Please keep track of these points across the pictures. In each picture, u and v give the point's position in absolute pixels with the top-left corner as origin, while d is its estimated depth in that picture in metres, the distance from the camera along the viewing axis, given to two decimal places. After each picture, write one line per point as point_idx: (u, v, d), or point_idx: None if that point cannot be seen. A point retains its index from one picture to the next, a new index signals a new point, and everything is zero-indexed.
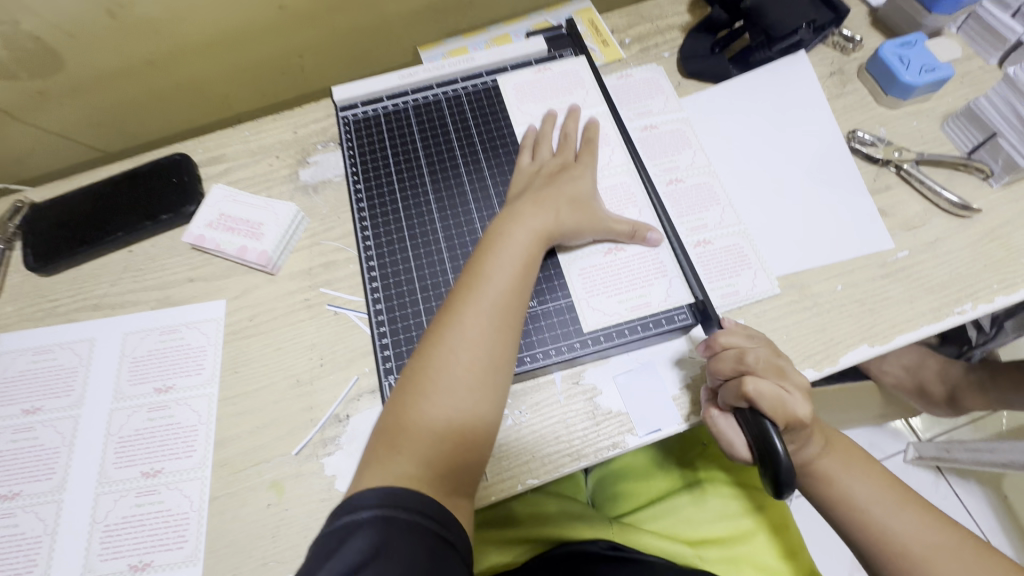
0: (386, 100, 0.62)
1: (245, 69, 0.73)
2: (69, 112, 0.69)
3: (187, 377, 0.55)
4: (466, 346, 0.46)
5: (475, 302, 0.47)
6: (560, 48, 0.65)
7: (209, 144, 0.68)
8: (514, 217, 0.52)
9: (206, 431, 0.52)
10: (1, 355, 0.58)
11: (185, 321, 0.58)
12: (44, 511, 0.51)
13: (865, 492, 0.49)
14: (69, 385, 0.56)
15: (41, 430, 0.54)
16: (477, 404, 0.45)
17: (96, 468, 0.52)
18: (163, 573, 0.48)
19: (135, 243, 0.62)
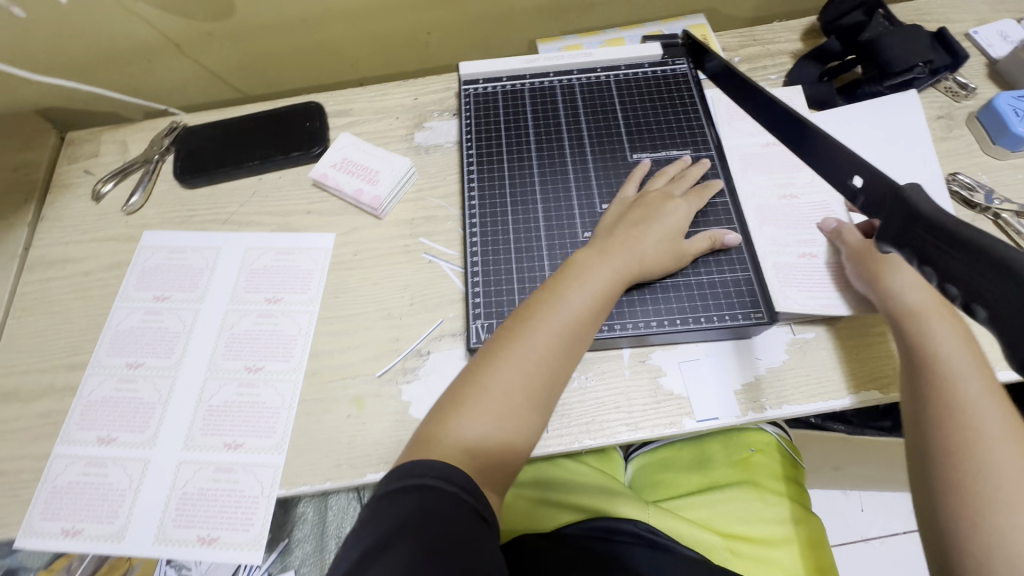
0: (505, 80, 0.68)
1: (380, 39, 0.81)
2: (226, 55, 0.79)
3: (293, 294, 0.62)
4: (534, 363, 0.48)
5: (544, 324, 0.49)
6: (674, 56, 0.68)
7: (339, 98, 0.75)
8: (600, 250, 0.53)
9: (304, 342, 0.59)
10: (143, 248, 0.66)
11: (298, 246, 0.65)
12: (160, 383, 0.58)
13: (969, 377, 0.46)
14: (195, 283, 0.64)
15: (167, 315, 0.62)
16: (528, 411, 0.47)
17: (209, 355, 0.59)
18: (253, 455, 0.54)
19: (265, 173, 0.70)
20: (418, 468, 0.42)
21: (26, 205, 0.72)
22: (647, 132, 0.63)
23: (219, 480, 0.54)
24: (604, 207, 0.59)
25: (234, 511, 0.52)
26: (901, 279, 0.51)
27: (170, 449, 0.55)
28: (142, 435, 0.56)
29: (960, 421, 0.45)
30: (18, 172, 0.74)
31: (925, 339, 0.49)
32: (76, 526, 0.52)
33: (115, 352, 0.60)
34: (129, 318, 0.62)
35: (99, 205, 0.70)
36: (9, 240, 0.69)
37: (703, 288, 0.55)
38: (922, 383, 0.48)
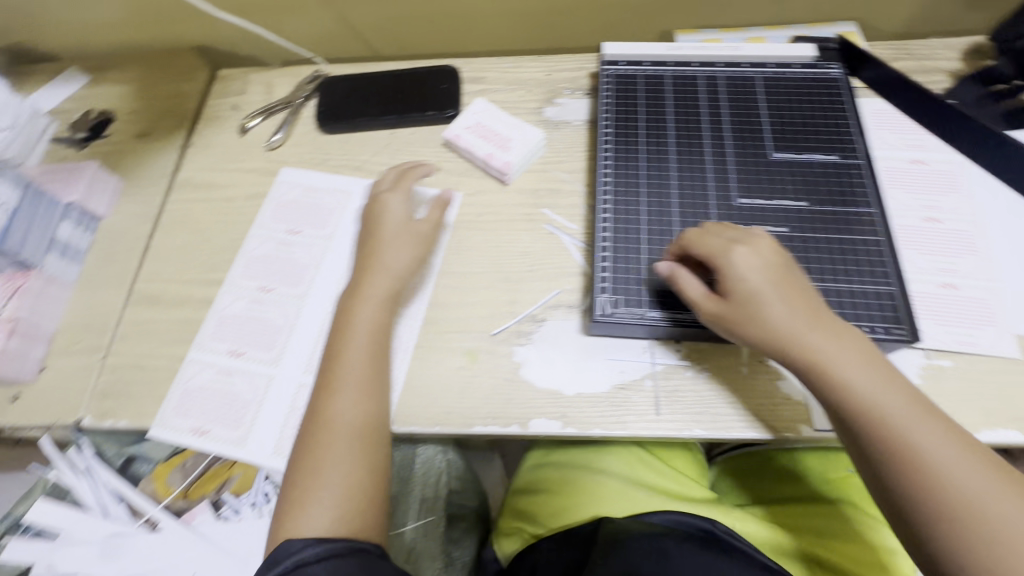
0: (647, 64, 0.68)
1: (518, 13, 0.82)
2: (370, 14, 0.82)
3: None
4: (335, 394, 0.52)
5: (336, 386, 0.52)
6: (827, 60, 0.66)
7: (473, 65, 0.77)
8: (358, 291, 0.56)
9: (425, 291, 0.61)
10: (280, 183, 0.70)
11: (426, 200, 0.67)
12: (288, 309, 0.62)
13: (880, 394, 0.44)
14: (327, 222, 0.67)
15: (297, 248, 0.66)
16: (347, 442, 0.50)
17: (333, 290, 0.63)
18: None
19: (398, 128, 0.73)
20: (284, 551, 0.45)
21: (178, 131, 0.77)
22: (791, 132, 0.61)
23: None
24: (740, 201, 0.58)
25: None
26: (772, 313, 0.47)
27: (292, 371, 0.59)
28: (268, 355, 0.60)
29: (919, 472, 0.42)
30: (172, 101, 0.80)
31: (836, 382, 0.45)
32: (204, 426, 0.56)
33: (247, 274, 0.64)
34: (263, 245, 0.66)
35: (244, 138, 0.74)
36: (161, 161, 0.75)
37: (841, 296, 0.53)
38: (864, 445, 0.44)
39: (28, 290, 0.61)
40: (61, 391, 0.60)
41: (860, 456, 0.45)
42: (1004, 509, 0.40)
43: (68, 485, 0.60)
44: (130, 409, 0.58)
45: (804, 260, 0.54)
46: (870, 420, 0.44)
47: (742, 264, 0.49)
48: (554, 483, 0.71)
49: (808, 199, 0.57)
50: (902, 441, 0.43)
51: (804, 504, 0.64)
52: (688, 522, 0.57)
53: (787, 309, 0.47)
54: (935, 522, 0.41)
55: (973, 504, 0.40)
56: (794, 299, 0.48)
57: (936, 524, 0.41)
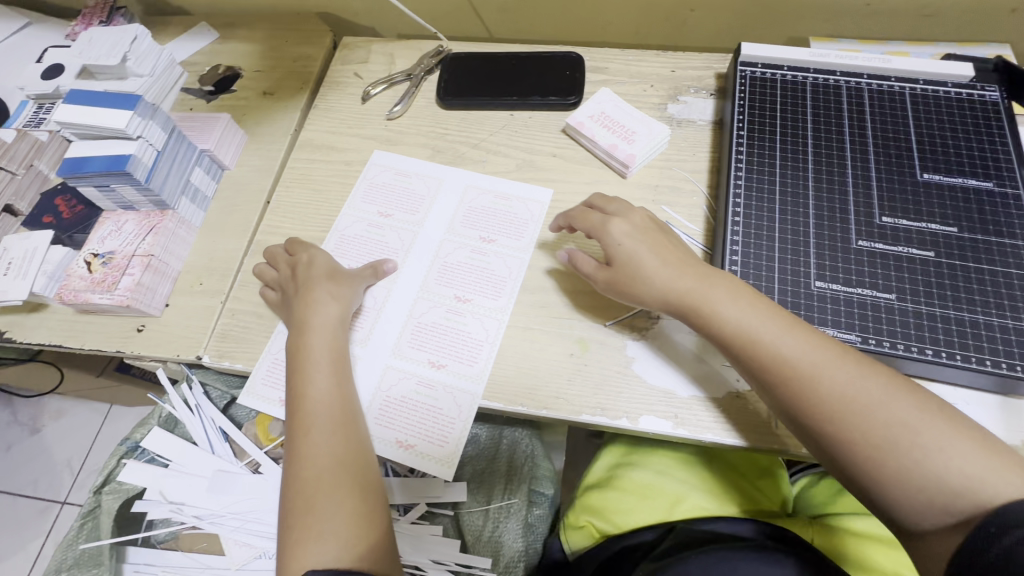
0: (786, 69, 0.65)
1: (643, 7, 0.81)
2: None
3: (508, 241, 0.64)
4: (304, 419, 0.52)
5: (306, 425, 0.52)
6: (985, 81, 0.62)
7: (596, 56, 0.76)
8: (301, 323, 0.57)
9: (514, 285, 0.61)
10: (371, 166, 0.71)
11: (517, 194, 0.67)
12: (378, 291, 0.63)
13: (779, 336, 0.47)
14: (417, 206, 0.68)
15: (389, 231, 0.66)
16: (330, 452, 0.51)
17: (421, 277, 0.63)
18: (453, 378, 0.57)
19: (518, 110, 0.73)
20: None
21: (300, 93, 0.80)
22: (940, 154, 0.59)
23: (417, 394, 0.57)
24: (883, 219, 0.56)
25: (428, 425, 0.56)
26: (655, 276, 0.52)
27: (377, 353, 0.60)
28: (360, 334, 0.61)
29: (876, 443, 0.42)
30: (295, 63, 0.83)
31: (774, 364, 0.46)
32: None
33: (340, 251, 0.66)
34: (356, 225, 0.67)
35: (365, 106, 0.76)
36: (284, 120, 0.77)
37: (988, 330, 0.51)
38: (823, 437, 0.44)
39: (163, 230, 0.64)
40: (183, 328, 0.62)
41: (769, 395, 0.47)
42: (873, 394, 0.43)
43: (181, 419, 0.63)
44: (246, 353, 0.60)
45: (948, 289, 0.52)
46: (747, 347, 0.48)
47: (620, 236, 0.55)
48: (631, 484, 0.69)
49: (955, 224, 0.55)
50: (831, 399, 0.44)
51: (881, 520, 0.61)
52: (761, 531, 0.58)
53: (664, 266, 0.52)
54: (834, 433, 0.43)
55: (880, 416, 0.43)
56: (665, 257, 0.53)
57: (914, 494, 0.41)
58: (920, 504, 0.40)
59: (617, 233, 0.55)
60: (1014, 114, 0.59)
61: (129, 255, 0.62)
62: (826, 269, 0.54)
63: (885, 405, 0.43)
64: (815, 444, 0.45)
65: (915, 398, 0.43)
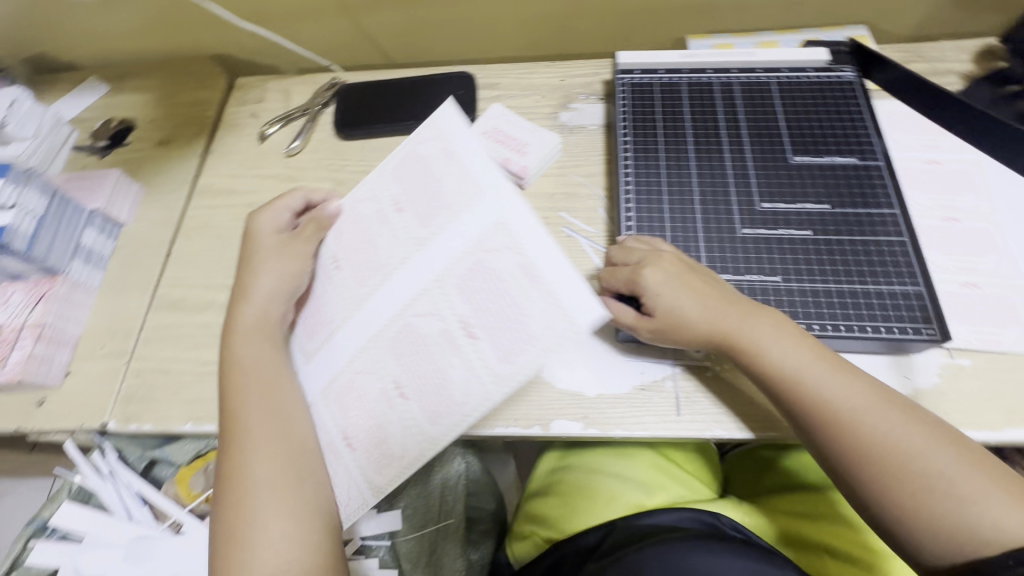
0: (662, 73, 0.68)
1: (531, 21, 0.83)
2: (386, 21, 0.83)
3: (495, 353, 0.47)
4: (237, 441, 0.51)
5: (237, 441, 0.51)
6: (840, 63, 0.66)
7: (488, 73, 0.78)
8: (231, 338, 0.56)
9: (462, 418, 0.48)
10: (431, 126, 0.58)
11: (557, 298, 0.46)
12: (342, 305, 0.56)
13: (806, 368, 0.48)
14: (436, 212, 0.54)
15: (388, 231, 0.57)
16: (262, 463, 0.50)
17: (380, 320, 0.54)
18: (354, 463, 0.52)
19: (416, 134, 0.74)
20: None
21: (198, 138, 0.79)
22: (810, 137, 0.62)
23: (337, 460, 0.53)
24: (764, 206, 0.59)
25: (341, 488, 0.53)
26: (686, 314, 0.51)
27: (321, 374, 0.56)
28: (312, 344, 0.57)
29: (888, 470, 0.44)
30: (190, 108, 0.82)
31: (802, 393, 0.48)
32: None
33: (341, 234, 0.60)
34: (368, 205, 0.60)
35: (262, 146, 0.75)
36: (182, 169, 0.76)
37: (869, 298, 0.54)
38: (841, 462, 0.46)
39: (53, 296, 0.62)
40: (87, 395, 0.60)
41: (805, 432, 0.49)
42: (917, 445, 0.45)
43: (92, 489, 0.61)
44: (154, 412, 0.58)
45: (828, 265, 0.56)
46: (789, 388, 0.48)
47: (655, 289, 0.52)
48: (568, 487, 0.71)
49: (829, 202, 0.59)
50: (857, 429, 0.46)
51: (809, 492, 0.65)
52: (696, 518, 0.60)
53: (699, 303, 0.51)
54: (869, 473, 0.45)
55: (896, 448, 0.45)
56: (702, 294, 0.52)
57: (919, 522, 0.43)
58: (954, 550, 0.42)
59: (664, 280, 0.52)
60: (869, 91, 0.64)
61: (17, 328, 0.61)
62: (716, 262, 0.57)
63: (895, 434, 0.45)
64: (829, 466, 0.47)
65: (960, 449, 0.44)
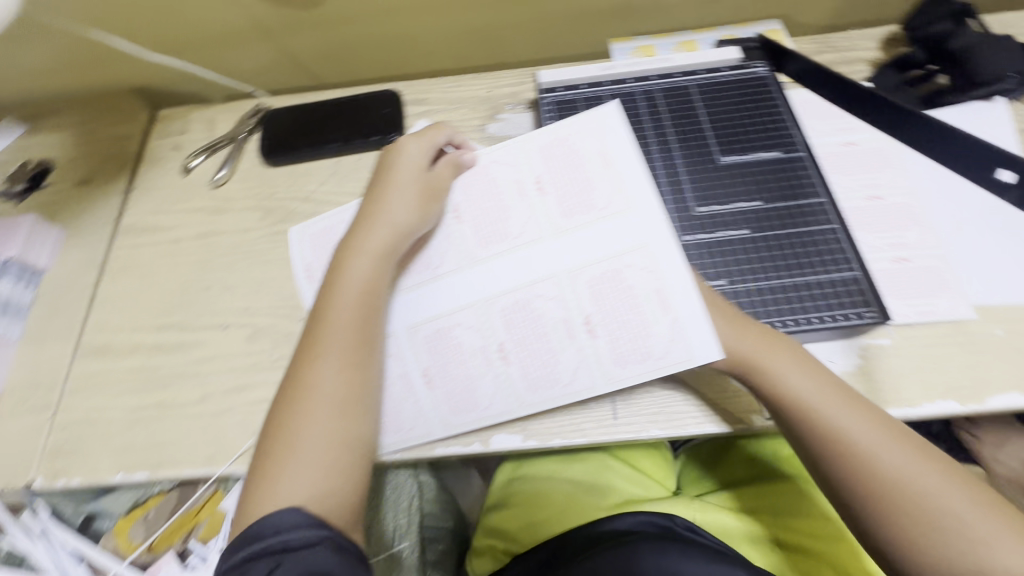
0: (584, 87, 0.69)
1: (456, 34, 0.83)
2: (308, 42, 0.82)
3: (611, 354, 0.54)
4: (323, 338, 0.51)
5: (324, 336, 0.50)
6: (752, 59, 0.68)
7: (414, 88, 0.78)
8: (349, 246, 0.55)
9: (567, 396, 0.54)
10: (588, 118, 0.61)
11: (683, 325, 0.53)
12: (453, 257, 0.58)
13: (826, 401, 0.48)
14: (579, 209, 0.58)
15: (526, 206, 0.59)
16: (335, 382, 0.49)
17: (506, 284, 0.57)
18: (425, 401, 0.55)
19: (344, 156, 0.73)
20: (270, 528, 0.43)
21: (121, 174, 0.76)
22: (734, 136, 0.64)
23: (407, 388, 0.56)
24: (700, 210, 0.60)
25: (406, 417, 0.55)
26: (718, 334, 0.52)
27: (416, 306, 0.57)
28: (483, 248, 0.58)
29: (897, 505, 0.45)
30: (113, 144, 0.79)
31: (820, 424, 0.48)
32: (314, 267, 0.64)
33: (468, 185, 0.61)
34: (506, 171, 0.61)
35: (187, 178, 0.74)
36: (105, 207, 0.73)
37: (811, 290, 0.55)
38: (850, 494, 0.46)
39: None
40: (11, 453, 0.58)
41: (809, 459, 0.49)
42: (930, 483, 0.45)
43: (23, 549, 0.60)
44: (84, 465, 0.56)
45: (768, 261, 0.57)
46: (799, 415, 0.49)
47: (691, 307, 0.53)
48: (526, 499, 0.71)
49: (762, 198, 0.60)
50: (870, 462, 0.46)
51: (764, 487, 0.67)
52: (650, 522, 0.60)
53: (724, 325, 0.52)
54: (875, 510, 0.45)
55: (908, 484, 0.45)
56: (724, 318, 0.53)
57: (924, 557, 0.43)
58: None
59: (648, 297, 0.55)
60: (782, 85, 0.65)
61: None
62: None
63: (908, 472, 0.45)
64: (838, 498, 0.47)
65: (972, 489, 0.45)
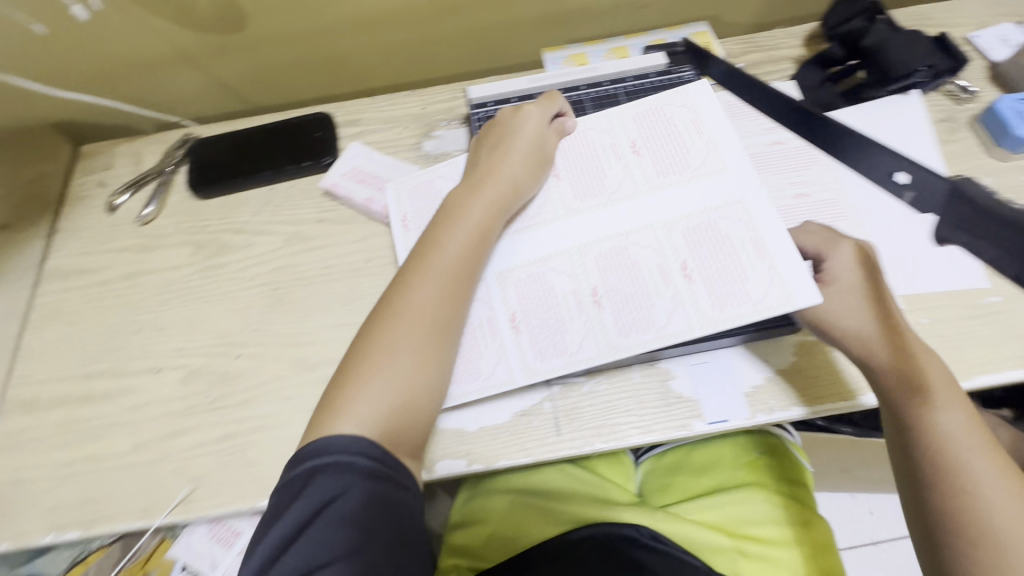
0: (514, 100, 0.69)
1: (388, 49, 0.82)
2: (235, 66, 0.80)
3: (707, 297, 0.53)
4: (427, 267, 0.53)
5: (429, 266, 0.53)
6: (678, 63, 0.69)
7: (348, 108, 0.76)
8: (470, 190, 0.57)
9: (655, 339, 0.53)
10: (697, 88, 0.62)
11: (782, 274, 0.52)
12: (549, 206, 0.60)
13: (962, 437, 0.45)
14: (673, 167, 0.58)
15: (622, 165, 0.60)
16: (430, 315, 0.51)
17: (598, 235, 0.57)
18: (513, 348, 0.56)
19: (278, 183, 0.71)
20: (335, 446, 0.45)
21: (44, 216, 0.73)
22: None
23: (490, 333, 0.56)
24: None
25: (488, 362, 0.55)
26: (851, 318, 0.50)
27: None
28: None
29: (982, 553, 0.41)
30: (34, 184, 0.76)
31: (937, 447, 0.45)
32: (410, 217, 0.64)
33: (564, 148, 0.63)
34: (601, 136, 0.62)
35: (114, 217, 0.71)
36: (28, 252, 0.70)
37: None
38: (936, 523, 0.43)
39: None
40: None
41: (904, 471, 0.46)
42: None
43: None
44: (13, 527, 0.54)
45: None
46: (916, 422, 0.46)
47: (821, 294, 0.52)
48: (491, 514, 0.70)
49: None
50: (977, 505, 0.42)
51: (724, 493, 0.67)
52: (616, 534, 0.61)
53: (872, 317, 0.50)
54: (970, 551, 0.41)
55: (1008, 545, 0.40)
56: (868, 310, 0.51)
57: None
58: None
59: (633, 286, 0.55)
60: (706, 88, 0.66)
61: None
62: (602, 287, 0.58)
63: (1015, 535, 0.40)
64: (920, 524, 0.44)
65: None
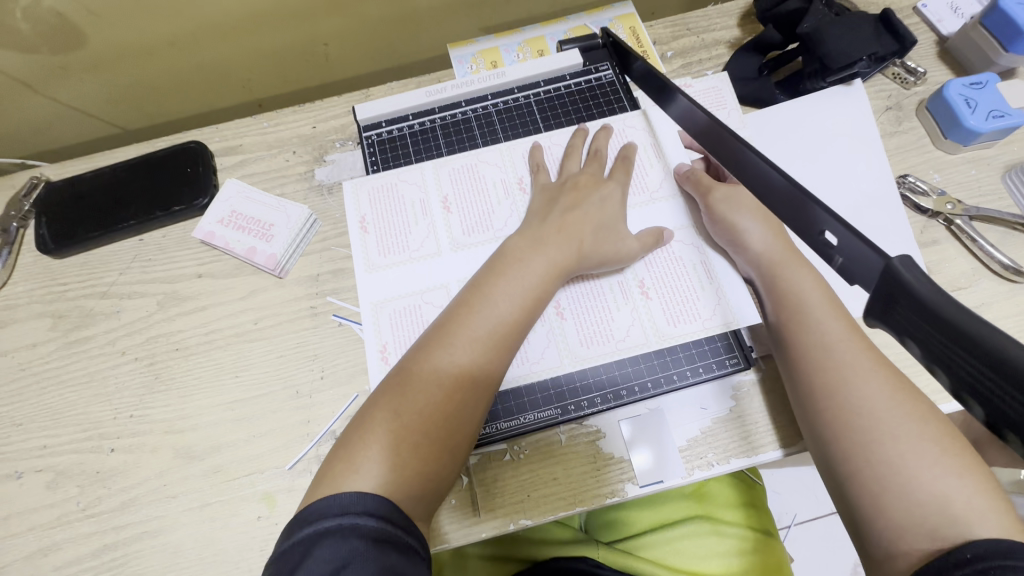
0: (412, 117, 0.64)
1: (269, 54, 0.70)
2: (87, 86, 0.67)
3: (662, 315, 0.52)
4: (469, 318, 0.46)
5: (474, 322, 0.46)
6: (596, 62, 0.64)
7: (226, 132, 0.65)
8: (535, 243, 0.51)
9: (614, 352, 0.51)
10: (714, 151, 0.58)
11: (727, 296, 0.53)
12: (510, 217, 0.58)
13: (838, 343, 0.45)
14: (641, 194, 0.57)
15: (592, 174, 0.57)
16: (467, 376, 0.44)
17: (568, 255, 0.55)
18: None
19: (146, 232, 0.61)
20: (333, 504, 0.37)
21: None
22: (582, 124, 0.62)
23: None
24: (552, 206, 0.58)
25: None
26: (750, 235, 0.52)
27: (375, 287, 0.56)
28: (380, 257, 0.57)
29: (857, 444, 0.40)
30: None
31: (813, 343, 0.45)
32: (369, 220, 0.59)
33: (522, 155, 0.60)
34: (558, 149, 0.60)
35: None
36: None
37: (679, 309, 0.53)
38: (825, 422, 0.43)
39: None
40: None
41: (794, 385, 0.46)
42: (905, 444, 0.39)
43: None
44: None
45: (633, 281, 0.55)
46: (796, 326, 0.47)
47: (721, 206, 0.53)
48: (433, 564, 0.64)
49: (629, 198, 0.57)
50: (851, 400, 0.42)
51: (674, 526, 0.64)
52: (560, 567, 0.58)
53: (760, 231, 0.52)
54: (848, 439, 0.41)
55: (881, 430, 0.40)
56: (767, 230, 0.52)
57: (873, 502, 0.38)
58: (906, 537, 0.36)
59: (593, 288, 0.53)
60: (633, 110, 0.61)
61: None
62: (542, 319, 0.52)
63: (888, 422, 0.40)
64: (813, 426, 0.44)
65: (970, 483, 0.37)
